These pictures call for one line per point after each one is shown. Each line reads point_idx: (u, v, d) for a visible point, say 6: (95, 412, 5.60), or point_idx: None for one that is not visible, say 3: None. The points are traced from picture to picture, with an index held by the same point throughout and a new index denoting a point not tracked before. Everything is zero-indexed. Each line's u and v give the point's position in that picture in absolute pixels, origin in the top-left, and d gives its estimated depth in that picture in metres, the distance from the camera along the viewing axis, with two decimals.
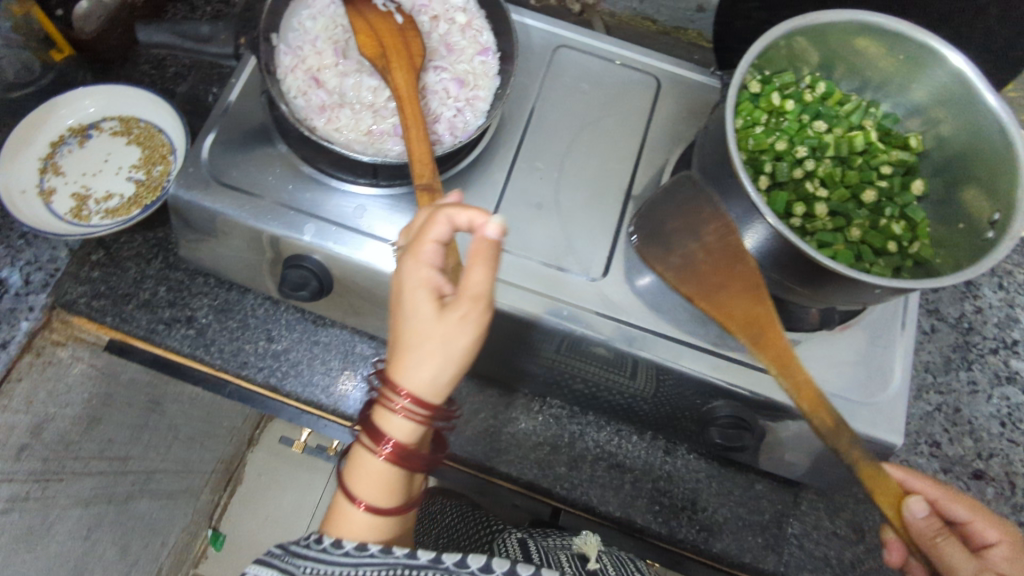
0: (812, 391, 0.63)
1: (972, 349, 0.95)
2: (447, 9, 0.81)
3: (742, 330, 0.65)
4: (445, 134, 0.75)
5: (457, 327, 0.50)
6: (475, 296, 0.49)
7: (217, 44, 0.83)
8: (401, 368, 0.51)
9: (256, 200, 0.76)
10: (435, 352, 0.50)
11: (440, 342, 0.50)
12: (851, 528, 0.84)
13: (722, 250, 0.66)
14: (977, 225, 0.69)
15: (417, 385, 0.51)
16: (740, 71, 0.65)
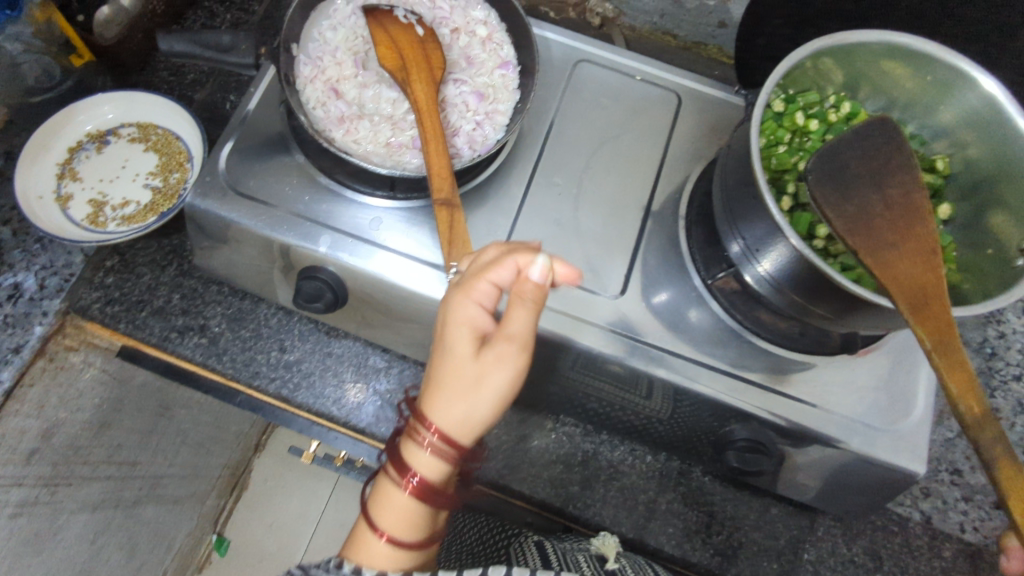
0: (964, 374, 0.53)
1: (995, 376, 0.93)
2: (468, 21, 0.81)
3: (903, 294, 0.56)
4: (464, 147, 0.74)
5: (494, 366, 0.51)
6: (514, 334, 0.51)
7: (237, 53, 0.80)
8: (435, 401, 0.52)
9: (273, 210, 0.75)
10: (473, 392, 0.51)
11: (477, 379, 0.51)
12: (869, 557, 0.82)
13: (902, 207, 0.59)
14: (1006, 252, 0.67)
15: (451, 420, 0.52)
16: (768, 86, 0.65)
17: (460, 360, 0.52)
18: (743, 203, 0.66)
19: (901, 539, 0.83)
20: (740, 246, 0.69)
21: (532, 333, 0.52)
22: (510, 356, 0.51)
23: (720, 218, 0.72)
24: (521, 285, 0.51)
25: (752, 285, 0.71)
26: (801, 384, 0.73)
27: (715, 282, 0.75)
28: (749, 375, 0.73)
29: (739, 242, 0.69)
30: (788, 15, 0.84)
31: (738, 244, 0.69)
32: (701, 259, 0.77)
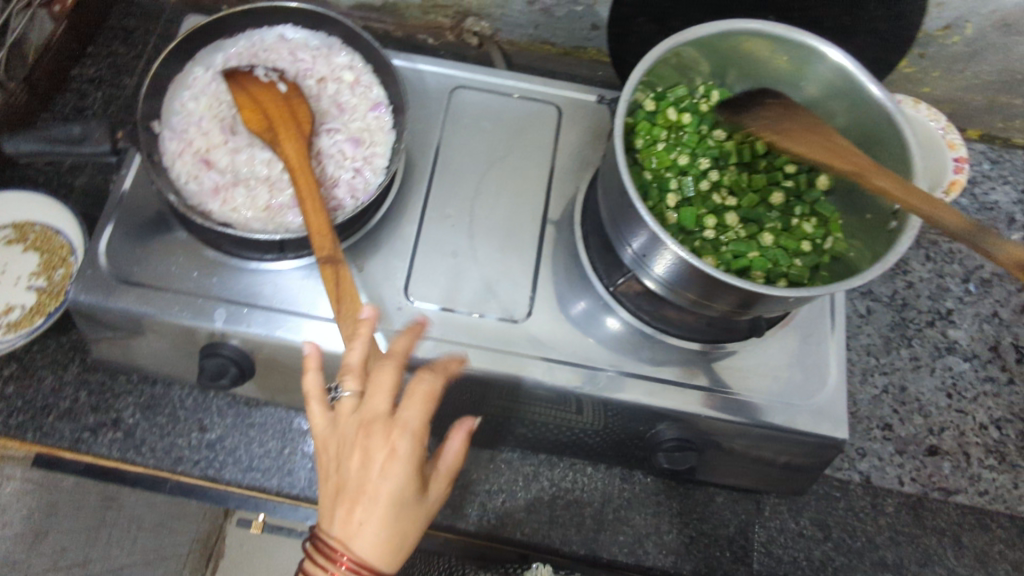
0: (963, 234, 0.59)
1: (909, 325, 0.96)
2: (333, 68, 0.79)
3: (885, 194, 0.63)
4: (346, 197, 0.74)
5: (394, 471, 0.53)
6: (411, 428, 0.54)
7: (91, 143, 0.84)
8: (344, 527, 0.52)
9: (163, 293, 0.73)
10: (378, 507, 0.52)
11: (381, 490, 0.53)
12: (817, 527, 0.84)
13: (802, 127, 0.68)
14: (881, 216, 0.69)
15: (360, 543, 0.52)
16: (630, 84, 0.66)
17: (361, 479, 0.53)
18: (623, 211, 0.67)
19: (845, 503, 0.85)
20: (631, 253, 0.70)
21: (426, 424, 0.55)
22: (412, 458, 0.54)
23: (609, 226, 0.72)
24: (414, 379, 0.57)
25: (650, 286, 0.71)
26: (717, 374, 0.74)
27: (618, 288, 0.77)
28: (664, 375, 0.74)
29: (629, 249, 0.70)
30: (650, 12, 0.85)
31: (628, 251, 0.70)
32: (602, 264, 0.78)
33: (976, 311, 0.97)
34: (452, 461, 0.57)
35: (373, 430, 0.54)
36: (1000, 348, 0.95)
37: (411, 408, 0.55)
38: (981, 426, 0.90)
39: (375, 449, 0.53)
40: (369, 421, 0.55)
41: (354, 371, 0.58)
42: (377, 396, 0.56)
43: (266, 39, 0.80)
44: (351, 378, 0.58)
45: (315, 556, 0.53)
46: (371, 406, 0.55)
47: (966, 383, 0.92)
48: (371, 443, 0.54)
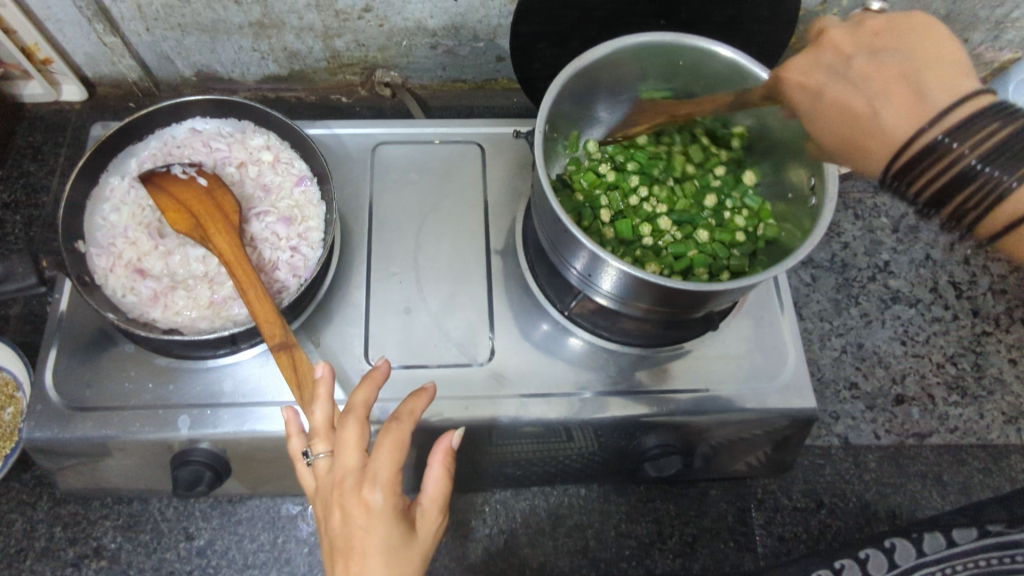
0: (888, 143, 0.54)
1: (854, 284, 0.99)
2: (251, 152, 0.79)
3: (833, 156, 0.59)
4: (289, 278, 0.73)
5: (377, 521, 0.52)
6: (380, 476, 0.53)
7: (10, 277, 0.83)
8: None
9: (121, 412, 0.71)
10: (370, 560, 0.50)
11: (368, 542, 0.51)
12: (809, 497, 0.87)
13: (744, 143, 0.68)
14: (802, 196, 0.71)
15: None
16: (543, 110, 0.66)
17: (347, 536, 0.52)
18: (562, 239, 0.68)
19: (830, 468, 0.88)
20: (576, 274, 0.71)
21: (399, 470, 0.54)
22: (390, 507, 0.52)
23: (550, 252, 0.73)
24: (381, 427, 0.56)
25: (601, 302, 0.72)
26: (683, 374, 0.77)
27: (573, 311, 0.78)
28: (635, 387, 0.76)
29: (574, 271, 0.71)
30: (550, 37, 0.87)
31: (573, 273, 0.71)
32: (552, 290, 0.79)
33: (910, 258, 1.02)
34: (436, 492, 0.57)
35: (346, 489, 0.53)
36: (939, 288, 1.00)
37: (380, 457, 0.54)
38: (938, 366, 0.94)
39: (352, 507, 0.52)
40: (341, 480, 0.54)
41: (321, 430, 0.58)
42: (345, 453, 0.55)
43: (176, 134, 0.78)
44: (320, 440, 0.57)
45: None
46: (342, 464, 0.54)
47: (916, 328, 0.97)
48: (346, 501, 0.52)
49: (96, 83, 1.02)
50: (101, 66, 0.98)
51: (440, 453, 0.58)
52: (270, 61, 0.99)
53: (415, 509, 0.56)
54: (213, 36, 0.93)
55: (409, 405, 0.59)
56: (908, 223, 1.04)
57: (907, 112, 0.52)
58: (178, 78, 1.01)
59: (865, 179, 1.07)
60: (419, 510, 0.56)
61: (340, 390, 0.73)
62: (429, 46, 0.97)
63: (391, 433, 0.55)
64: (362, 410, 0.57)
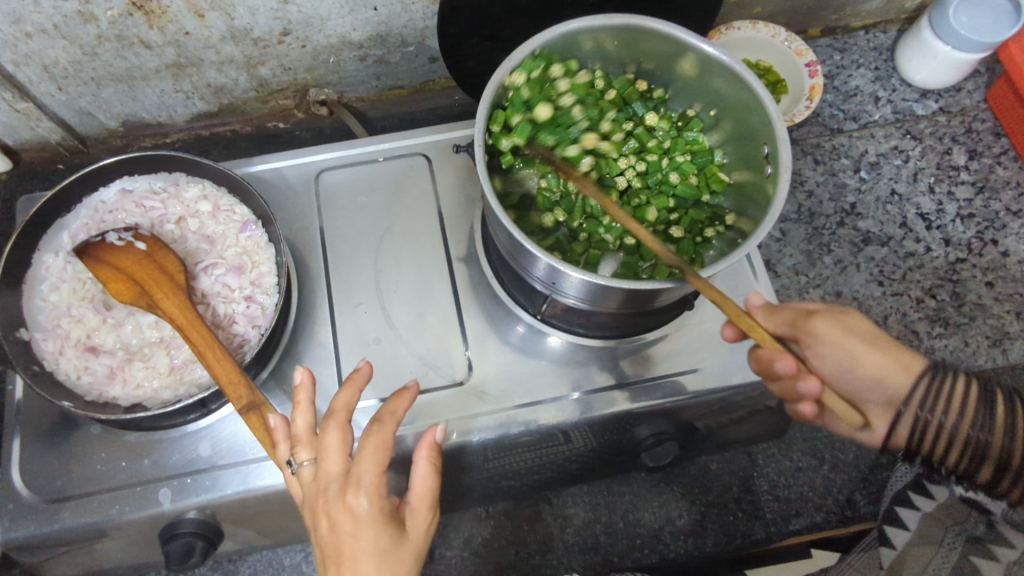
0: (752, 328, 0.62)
1: (824, 232, 0.98)
2: (187, 204, 0.75)
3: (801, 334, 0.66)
4: (248, 330, 0.70)
5: (365, 522, 0.50)
6: (367, 476, 0.51)
7: None
8: None
9: (99, 496, 0.69)
10: (362, 562, 0.49)
11: (358, 544, 0.49)
12: (810, 454, 0.86)
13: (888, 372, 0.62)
14: (757, 169, 0.70)
15: None
16: (481, 117, 0.63)
17: (337, 541, 0.50)
18: (520, 249, 0.65)
19: None
20: (541, 282, 0.69)
21: (384, 471, 0.52)
22: (377, 511, 0.50)
23: (513, 261, 0.71)
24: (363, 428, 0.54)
25: (570, 303, 0.71)
26: (666, 359, 0.75)
27: (545, 313, 0.76)
28: (619, 380, 0.75)
29: (538, 279, 0.68)
30: (480, 32, 0.84)
31: (538, 280, 0.69)
32: (522, 294, 0.77)
33: (876, 196, 1.00)
34: (425, 487, 0.54)
35: (330, 497, 0.51)
36: (908, 223, 0.98)
37: (362, 461, 0.52)
38: (918, 301, 0.93)
39: (337, 515, 0.50)
40: (324, 489, 0.51)
41: (304, 438, 0.56)
42: (327, 460, 0.53)
43: (106, 198, 0.74)
44: (303, 448, 0.55)
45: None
46: (326, 472, 0.53)
47: (891, 267, 0.96)
48: (331, 508, 0.50)
49: (19, 151, 0.96)
50: (20, 133, 0.92)
51: (425, 449, 0.55)
52: (196, 99, 0.94)
53: (405, 508, 0.54)
54: (131, 84, 0.88)
55: (391, 406, 0.56)
56: (869, 161, 1.03)
57: (901, 385, 0.61)
58: (104, 131, 0.96)
59: (820, 123, 1.05)
60: (409, 508, 0.54)
61: None
62: (357, 58, 0.93)
63: (373, 434, 0.53)
64: (343, 413, 0.55)
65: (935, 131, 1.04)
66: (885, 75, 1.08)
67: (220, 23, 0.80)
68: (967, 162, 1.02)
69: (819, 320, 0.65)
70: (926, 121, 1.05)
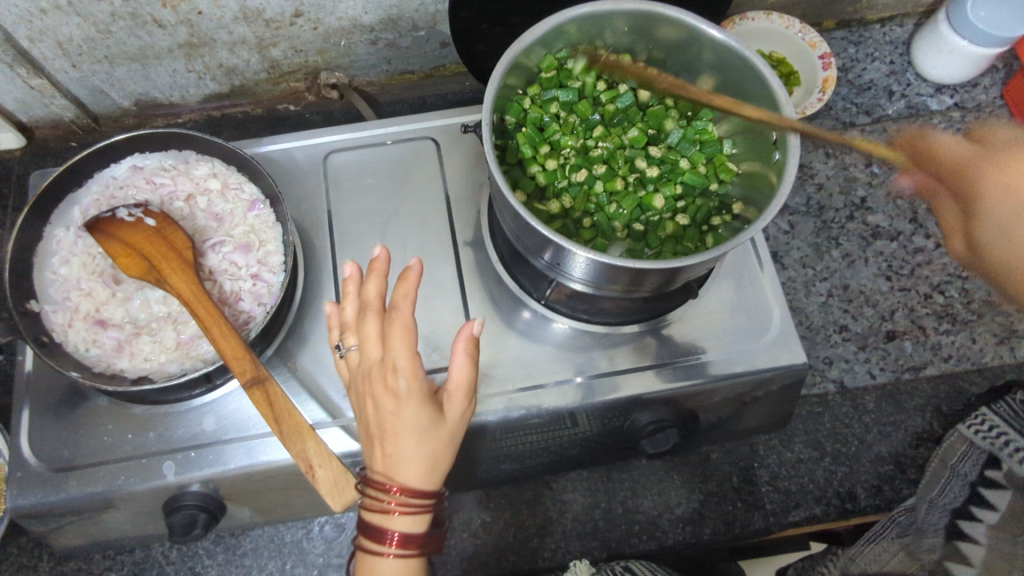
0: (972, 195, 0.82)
1: (832, 225, 0.97)
2: (197, 182, 0.76)
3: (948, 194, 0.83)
4: (253, 307, 0.71)
5: (404, 402, 0.54)
6: (401, 363, 0.54)
7: None
8: (381, 458, 0.54)
9: (105, 467, 0.70)
10: (402, 434, 0.53)
11: (399, 420, 0.53)
12: (811, 447, 0.86)
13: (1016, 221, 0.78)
14: (765, 159, 0.69)
15: (399, 469, 0.53)
16: (488, 98, 0.63)
17: (380, 417, 0.54)
18: (525, 231, 0.65)
19: (829, 416, 0.88)
20: (547, 260, 0.67)
21: (417, 355, 0.54)
22: (414, 392, 0.54)
23: (517, 244, 0.71)
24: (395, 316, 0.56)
25: (573, 288, 0.71)
26: (668, 347, 0.75)
27: (550, 298, 0.76)
28: (621, 366, 0.75)
29: (545, 257, 0.67)
30: (490, 17, 0.84)
31: (543, 258, 0.68)
32: (526, 279, 0.77)
33: (887, 190, 1.00)
34: (461, 375, 0.55)
35: (372, 379, 0.55)
36: (919, 218, 0.98)
37: (397, 347, 0.54)
38: (926, 297, 0.93)
39: (379, 396, 0.54)
40: (367, 372, 0.55)
41: (351, 326, 0.59)
42: (368, 347, 0.56)
43: (117, 174, 0.75)
44: (349, 334, 0.58)
45: (368, 499, 0.54)
46: (368, 357, 0.56)
47: (899, 262, 0.95)
48: (373, 389, 0.54)
49: (34, 127, 0.98)
50: (34, 109, 0.93)
51: (462, 341, 0.55)
52: (209, 80, 0.95)
53: (442, 395, 0.56)
54: (144, 63, 0.89)
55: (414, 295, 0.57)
56: None
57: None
58: (118, 110, 0.97)
59: (832, 116, 1.04)
60: (446, 393, 0.56)
61: (324, 414, 0.72)
62: (368, 42, 0.93)
63: (401, 321, 0.55)
64: (377, 303, 0.57)
65: (949, 126, 1.03)
66: (899, 69, 1.07)
67: (232, 2, 0.80)
68: None
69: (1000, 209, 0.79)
70: (939, 117, 1.04)
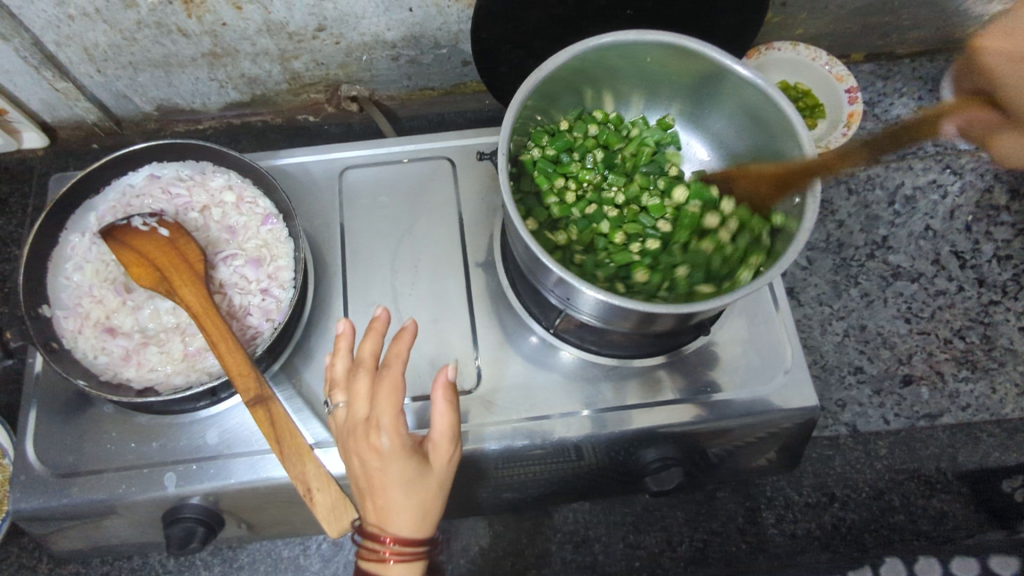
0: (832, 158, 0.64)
1: (852, 263, 0.95)
2: (212, 193, 0.76)
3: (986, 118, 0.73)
4: (261, 323, 0.71)
5: (391, 462, 0.54)
6: (385, 424, 0.54)
7: None
8: (375, 513, 0.55)
9: (107, 475, 0.70)
10: (393, 492, 0.54)
11: (389, 478, 0.54)
12: (820, 491, 0.85)
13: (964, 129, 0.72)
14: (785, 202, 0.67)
15: (393, 524, 0.55)
16: (506, 126, 0.63)
17: (368, 475, 0.55)
18: (536, 261, 0.64)
19: (839, 459, 0.86)
20: (557, 295, 0.67)
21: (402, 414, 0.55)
22: (398, 448, 0.54)
23: (528, 273, 0.70)
24: (380, 378, 0.56)
25: (582, 319, 0.69)
26: (677, 384, 0.74)
27: (558, 327, 0.75)
28: (629, 401, 0.74)
29: (554, 291, 0.67)
30: (513, 40, 0.83)
31: (554, 293, 0.67)
32: (536, 307, 0.76)
33: (909, 230, 0.98)
34: (442, 427, 0.56)
35: (358, 437, 0.55)
36: (941, 260, 0.96)
37: (381, 404, 0.55)
38: (946, 341, 0.91)
39: (365, 452, 0.55)
40: (352, 429, 0.56)
41: (340, 381, 0.60)
42: (355, 405, 0.56)
43: (134, 182, 0.75)
44: (338, 390, 0.59)
45: (363, 549, 0.56)
46: (354, 414, 0.56)
47: (920, 304, 0.93)
48: (359, 447, 0.55)
49: (58, 128, 0.99)
50: (58, 111, 0.94)
51: (440, 389, 0.56)
52: (231, 89, 0.95)
53: (427, 445, 0.57)
54: (167, 70, 0.89)
55: (395, 350, 0.58)
56: (904, 193, 1.00)
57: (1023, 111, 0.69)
58: (139, 114, 0.98)
59: None
60: (431, 444, 0.56)
61: (326, 433, 0.71)
62: (390, 58, 0.93)
63: (386, 381, 0.56)
64: (364, 362, 0.58)
65: (977, 167, 1.01)
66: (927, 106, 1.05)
67: (256, 15, 0.81)
68: (1008, 201, 0.99)
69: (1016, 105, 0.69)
70: (967, 156, 1.02)
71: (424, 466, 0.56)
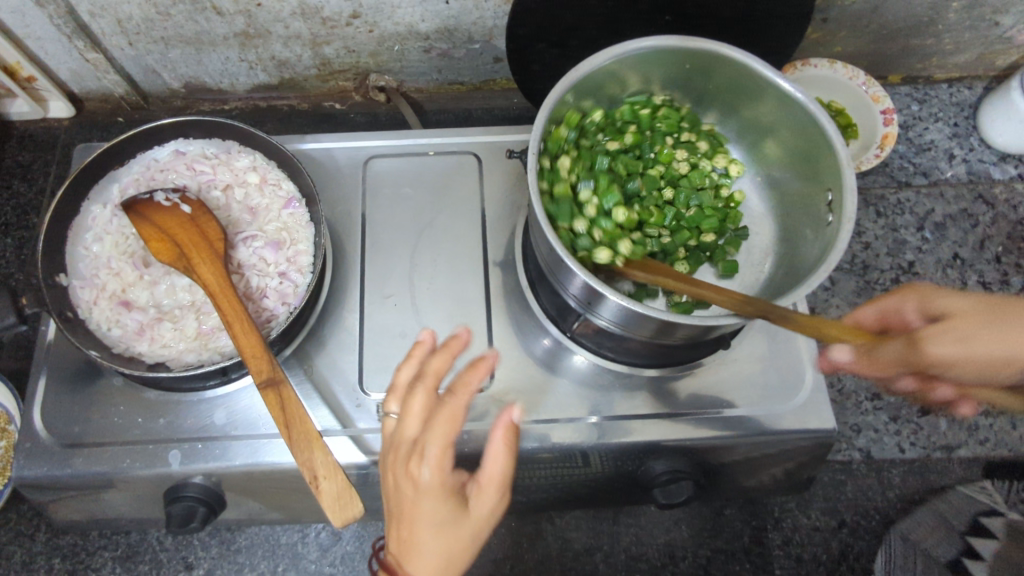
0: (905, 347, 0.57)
1: (876, 287, 0.94)
2: (236, 173, 0.76)
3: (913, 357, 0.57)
4: (277, 306, 0.70)
5: (425, 496, 0.51)
6: (428, 452, 0.51)
7: None
8: (397, 545, 0.51)
9: (113, 447, 0.70)
10: (422, 527, 0.50)
11: (422, 511, 0.51)
12: (830, 516, 0.83)
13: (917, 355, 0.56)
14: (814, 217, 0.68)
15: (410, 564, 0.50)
16: (539, 124, 0.62)
17: (400, 499, 0.52)
18: (560, 264, 0.64)
19: (851, 485, 0.84)
20: (579, 300, 0.67)
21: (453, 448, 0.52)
22: (438, 483, 0.51)
23: (550, 276, 0.70)
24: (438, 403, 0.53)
25: (597, 321, 0.69)
26: (692, 397, 0.73)
27: (576, 331, 0.74)
28: (643, 411, 0.72)
29: (575, 296, 0.67)
30: (548, 39, 0.82)
31: (575, 298, 0.67)
32: (555, 310, 0.75)
33: (937, 257, 0.96)
34: (494, 468, 0.52)
35: (399, 457, 0.52)
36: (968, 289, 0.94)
37: (434, 428, 0.52)
38: None
39: (401, 475, 0.52)
40: (397, 447, 0.53)
41: (400, 391, 0.58)
42: (408, 421, 0.54)
43: (159, 157, 0.75)
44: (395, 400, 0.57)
45: None
46: (402, 432, 0.54)
47: None
48: (398, 469, 0.52)
49: (84, 99, 0.99)
50: (87, 82, 0.95)
51: (501, 428, 0.53)
52: (260, 70, 0.95)
53: (472, 486, 0.53)
54: (197, 48, 0.89)
55: (465, 377, 0.54)
56: (934, 220, 0.98)
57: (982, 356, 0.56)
58: (166, 90, 0.98)
59: (888, 174, 1.01)
60: (475, 487, 0.53)
61: (334, 422, 0.71)
62: (422, 49, 0.92)
63: (447, 408, 0.52)
64: (430, 378, 0.55)
65: (1010, 199, 0.99)
66: (963, 132, 1.03)
67: None
68: None
69: (930, 343, 0.56)
70: (1001, 187, 1.00)
71: (461, 511, 0.52)
